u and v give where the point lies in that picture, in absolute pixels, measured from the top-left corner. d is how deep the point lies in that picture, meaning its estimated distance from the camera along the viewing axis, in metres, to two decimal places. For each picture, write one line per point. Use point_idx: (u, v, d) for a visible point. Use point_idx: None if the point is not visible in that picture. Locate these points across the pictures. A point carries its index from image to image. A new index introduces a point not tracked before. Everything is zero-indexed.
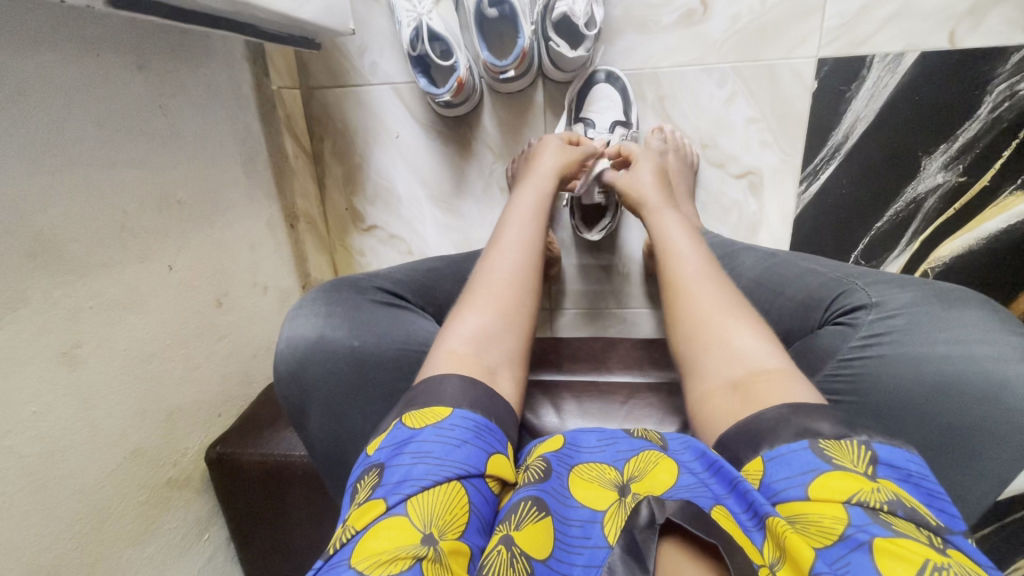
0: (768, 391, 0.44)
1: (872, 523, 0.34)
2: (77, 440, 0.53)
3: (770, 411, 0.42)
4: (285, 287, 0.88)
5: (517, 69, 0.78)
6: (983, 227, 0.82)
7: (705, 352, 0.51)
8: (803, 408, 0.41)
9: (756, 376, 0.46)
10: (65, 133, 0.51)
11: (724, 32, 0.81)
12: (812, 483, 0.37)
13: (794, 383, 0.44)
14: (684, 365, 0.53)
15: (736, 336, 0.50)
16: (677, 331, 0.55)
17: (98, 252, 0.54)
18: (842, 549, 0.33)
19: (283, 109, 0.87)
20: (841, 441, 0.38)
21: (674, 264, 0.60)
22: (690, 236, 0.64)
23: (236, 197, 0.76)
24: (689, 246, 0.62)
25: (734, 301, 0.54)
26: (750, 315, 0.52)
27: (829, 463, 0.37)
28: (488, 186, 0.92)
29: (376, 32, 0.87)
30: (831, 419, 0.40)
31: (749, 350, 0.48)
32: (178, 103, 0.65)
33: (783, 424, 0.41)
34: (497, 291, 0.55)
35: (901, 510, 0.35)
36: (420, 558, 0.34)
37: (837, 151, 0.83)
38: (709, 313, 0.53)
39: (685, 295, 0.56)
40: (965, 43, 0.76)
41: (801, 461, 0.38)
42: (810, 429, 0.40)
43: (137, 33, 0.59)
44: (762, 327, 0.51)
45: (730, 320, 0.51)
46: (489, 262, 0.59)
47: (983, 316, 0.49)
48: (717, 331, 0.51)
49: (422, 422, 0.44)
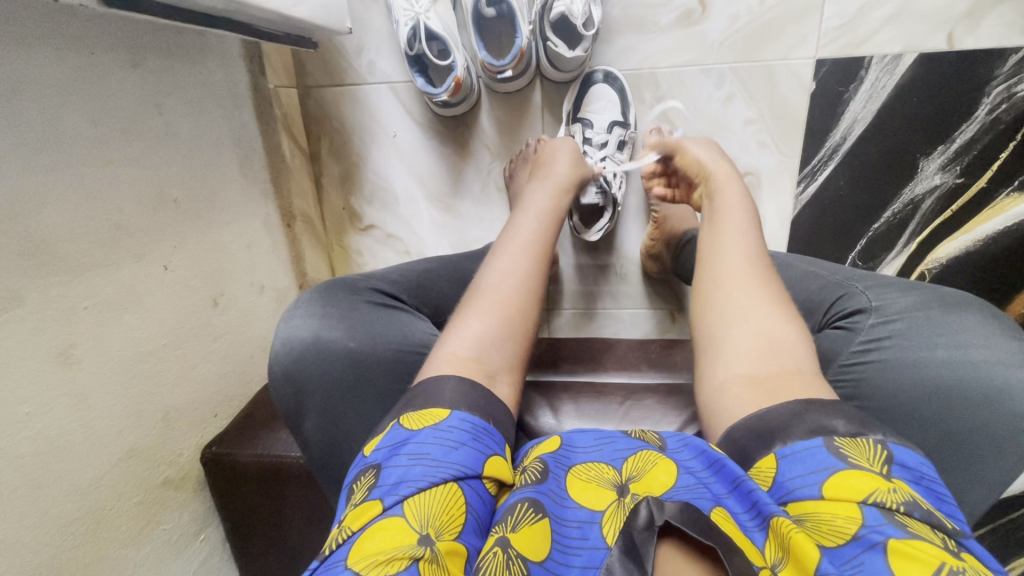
0: (795, 390, 0.44)
1: (886, 524, 0.34)
2: (72, 441, 0.52)
3: (783, 407, 0.42)
4: (282, 286, 0.88)
5: (514, 68, 0.78)
6: (979, 228, 0.82)
7: (725, 344, 0.51)
8: (818, 404, 0.42)
9: (783, 376, 0.46)
10: (61, 132, 0.51)
11: (723, 33, 0.81)
12: (826, 482, 0.37)
13: (815, 388, 0.44)
14: (701, 352, 0.53)
15: (763, 331, 0.49)
16: (704, 320, 0.54)
17: (93, 252, 0.54)
18: (855, 549, 0.33)
19: (280, 108, 0.87)
20: (857, 438, 0.39)
21: (724, 242, 0.58)
22: (747, 215, 0.61)
23: (233, 196, 0.75)
24: (743, 224, 0.59)
25: (772, 295, 0.52)
26: (789, 310, 0.51)
27: (845, 461, 0.37)
28: (486, 185, 0.92)
29: (373, 30, 0.86)
30: (845, 417, 0.40)
31: (773, 351, 0.48)
32: (174, 101, 0.65)
33: (797, 420, 0.41)
34: (502, 296, 0.55)
35: (917, 512, 0.35)
36: (416, 559, 0.34)
37: (835, 152, 0.83)
38: (743, 305, 0.52)
39: (724, 284, 0.54)
40: (963, 44, 0.76)
41: (816, 459, 0.38)
42: (826, 426, 0.40)
43: (131, 31, 0.58)
44: (797, 322, 0.50)
45: (761, 315, 0.51)
46: (497, 264, 0.58)
47: (982, 321, 0.49)
48: (744, 325, 0.50)
49: (420, 425, 0.43)
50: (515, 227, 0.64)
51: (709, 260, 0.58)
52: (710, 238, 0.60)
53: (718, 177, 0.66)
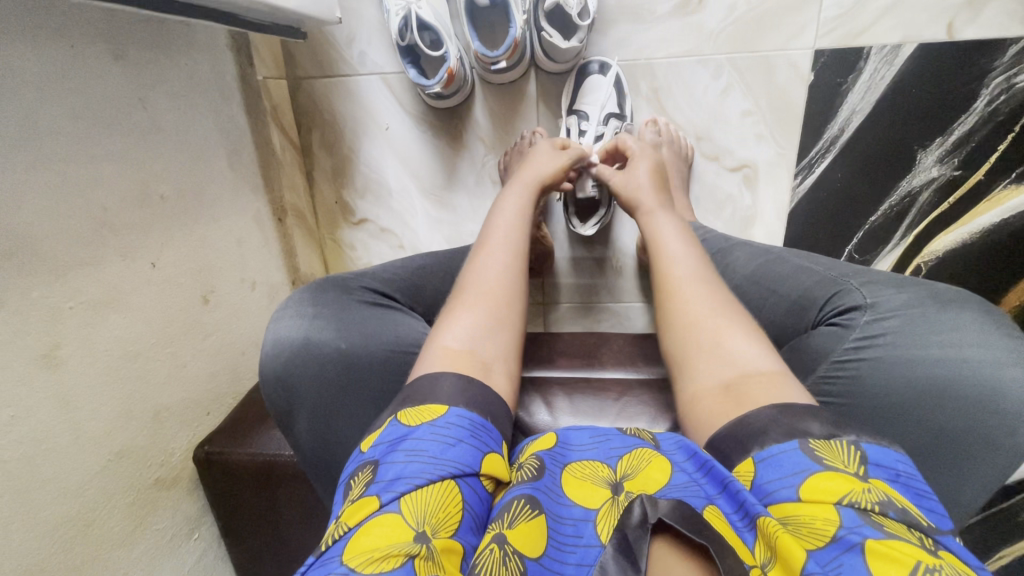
0: (765, 393, 0.43)
1: (864, 525, 0.33)
2: (58, 443, 0.52)
3: (758, 413, 0.41)
4: (273, 282, 0.87)
5: (508, 59, 0.76)
6: (976, 221, 0.82)
7: (695, 350, 0.50)
8: (792, 408, 0.40)
9: (750, 379, 0.45)
10: (41, 128, 0.49)
11: (720, 23, 0.79)
12: (803, 484, 0.36)
13: (786, 386, 0.43)
14: (673, 361, 0.53)
15: (726, 339, 0.49)
16: (669, 329, 0.54)
17: (75, 251, 0.53)
18: (833, 551, 0.32)
19: (269, 100, 0.85)
20: (830, 441, 0.37)
21: (669, 264, 0.59)
22: (685, 237, 0.63)
23: (222, 191, 0.74)
24: (683, 247, 0.61)
25: (718, 303, 0.53)
26: (739, 317, 0.51)
27: (819, 464, 0.36)
28: (480, 178, 0.90)
29: (363, 20, 0.84)
30: (820, 419, 0.39)
31: (734, 355, 0.47)
32: (158, 94, 0.63)
33: (772, 424, 0.40)
34: (489, 292, 0.55)
35: (894, 511, 0.33)
36: (412, 556, 0.33)
37: (833, 144, 0.82)
38: (699, 314, 0.52)
39: (676, 299, 0.55)
40: (963, 34, 0.75)
41: (792, 462, 0.37)
42: (801, 429, 0.39)
43: (113, 22, 0.57)
44: (751, 328, 0.50)
45: (716, 320, 0.51)
46: (477, 264, 0.59)
47: (979, 319, 0.48)
48: (706, 333, 0.50)
49: (418, 420, 0.42)
50: (492, 228, 0.64)
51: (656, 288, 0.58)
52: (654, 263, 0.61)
53: (647, 207, 0.69)
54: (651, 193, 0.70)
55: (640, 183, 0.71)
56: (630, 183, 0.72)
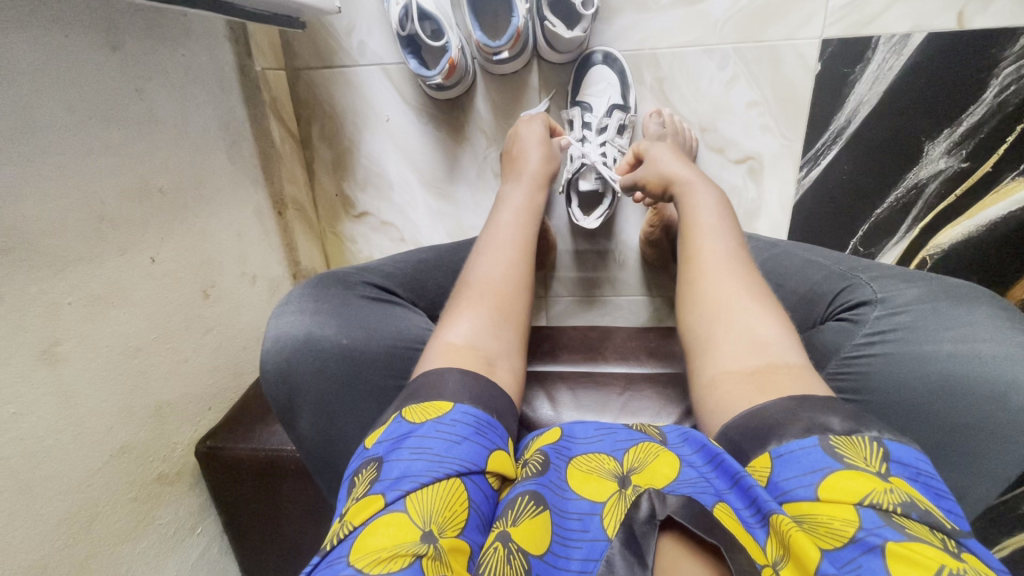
0: (791, 385, 0.42)
1: (884, 526, 0.32)
2: (59, 440, 0.51)
3: (777, 405, 0.41)
4: (274, 276, 0.86)
5: (511, 49, 0.75)
6: (983, 214, 0.81)
7: (716, 341, 0.50)
8: (812, 401, 0.40)
9: (774, 372, 0.44)
10: (35, 120, 0.48)
11: (725, 12, 0.78)
12: (821, 483, 0.35)
13: (807, 380, 0.43)
14: (692, 352, 0.52)
15: (750, 328, 0.48)
16: (692, 318, 0.54)
17: (74, 245, 0.52)
18: (852, 551, 0.32)
19: (268, 92, 0.84)
20: (852, 437, 0.37)
21: (699, 240, 0.58)
22: (717, 207, 0.61)
23: (222, 183, 0.73)
24: (713, 220, 0.59)
25: (746, 285, 0.52)
26: (767, 300, 0.51)
27: (840, 461, 0.36)
28: (482, 170, 0.90)
29: (363, 9, 0.83)
30: (841, 414, 0.38)
31: (763, 345, 0.47)
32: (154, 86, 0.62)
33: (791, 418, 0.39)
34: (491, 289, 0.54)
35: (915, 512, 0.33)
36: (419, 556, 0.33)
37: (840, 136, 0.81)
38: (725, 300, 0.51)
39: (703, 280, 0.54)
40: (974, 23, 0.73)
41: (811, 459, 0.36)
42: (821, 423, 0.38)
43: (108, 11, 0.56)
44: (779, 314, 0.50)
45: (743, 307, 0.50)
46: (484, 257, 0.58)
47: (991, 314, 0.47)
48: (729, 324, 0.50)
49: (423, 417, 0.42)
50: (496, 224, 0.63)
51: (686, 266, 0.58)
52: (683, 239, 0.60)
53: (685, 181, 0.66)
54: (682, 169, 0.68)
55: (668, 165, 0.69)
56: (659, 167, 0.70)
